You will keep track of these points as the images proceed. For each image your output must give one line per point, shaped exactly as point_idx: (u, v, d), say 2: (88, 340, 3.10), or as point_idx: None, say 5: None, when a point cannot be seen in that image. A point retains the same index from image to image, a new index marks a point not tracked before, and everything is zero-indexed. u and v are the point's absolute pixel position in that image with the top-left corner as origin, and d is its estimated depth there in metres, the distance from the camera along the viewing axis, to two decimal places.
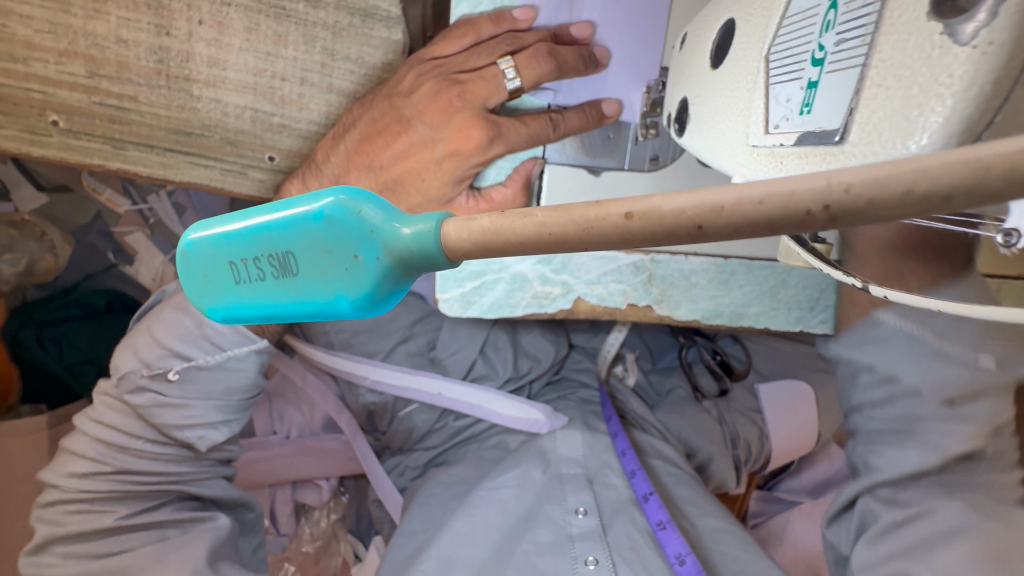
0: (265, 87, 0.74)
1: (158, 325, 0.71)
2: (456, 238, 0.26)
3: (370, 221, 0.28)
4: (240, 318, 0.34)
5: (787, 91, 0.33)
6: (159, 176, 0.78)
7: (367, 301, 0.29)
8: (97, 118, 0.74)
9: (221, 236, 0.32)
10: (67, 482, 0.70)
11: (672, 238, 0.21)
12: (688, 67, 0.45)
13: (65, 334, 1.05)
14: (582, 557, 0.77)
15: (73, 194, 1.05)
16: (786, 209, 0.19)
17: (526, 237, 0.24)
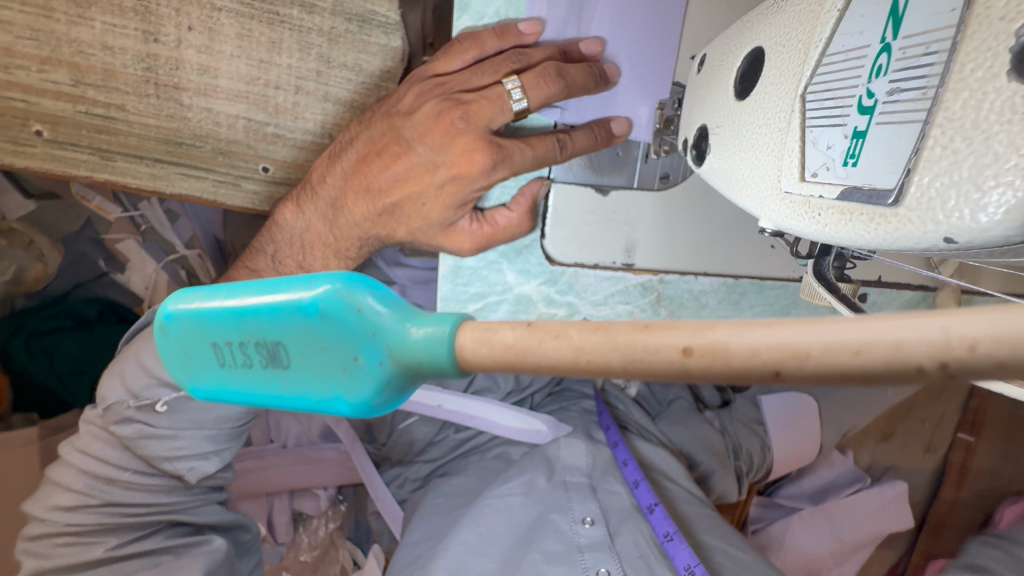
0: (258, 96, 0.71)
1: (143, 352, 0.67)
2: (473, 351, 0.24)
3: (372, 321, 0.26)
4: (223, 400, 0.32)
5: (827, 138, 0.30)
6: (148, 188, 0.75)
7: (364, 405, 0.27)
8: (82, 128, 0.71)
9: (206, 314, 0.30)
10: (53, 517, 0.68)
11: (747, 378, 0.19)
12: (709, 94, 0.42)
13: (54, 344, 1.02)
14: (593, 569, 0.74)
15: (62, 201, 1.02)
16: (892, 362, 0.17)
17: (559, 361, 0.22)
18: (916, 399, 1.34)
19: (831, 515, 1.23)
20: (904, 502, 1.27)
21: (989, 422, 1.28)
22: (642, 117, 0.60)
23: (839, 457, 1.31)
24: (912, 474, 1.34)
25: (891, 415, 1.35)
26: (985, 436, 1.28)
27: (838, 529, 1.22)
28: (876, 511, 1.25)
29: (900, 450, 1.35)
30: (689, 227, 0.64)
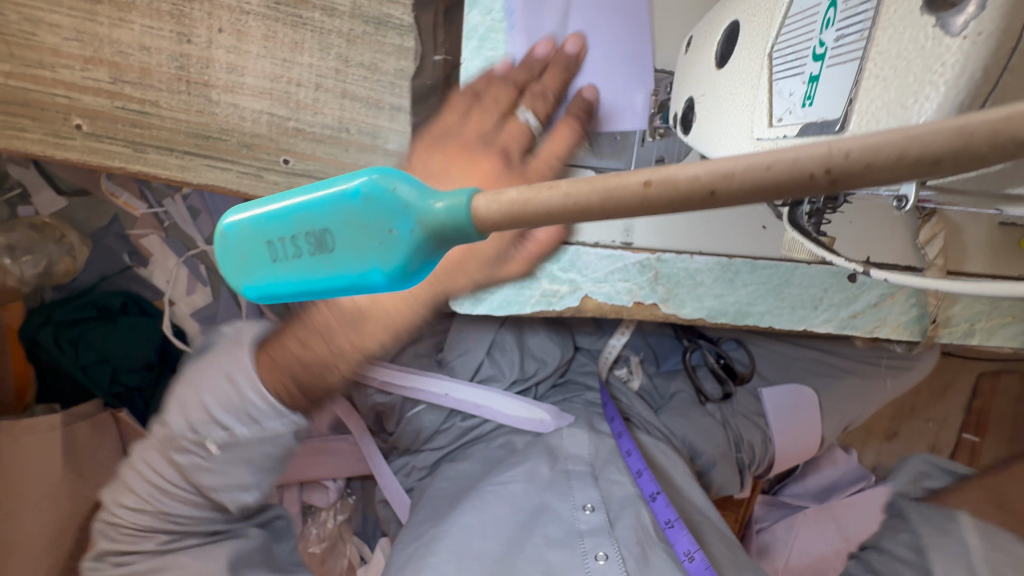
0: (280, 91, 0.76)
1: (207, 388, 0.67)
2: (488, 210, 0.27)
3: (405, 196, 0.28)
4: (274, 297, 0.34)
5: (789, 87, 0.35)
6: (177, 179, 0.79)
7: (400, 274, 0.29)
8: (118, 122, 0.76)
9: (259, 216, 0.33)
10: (114, 508, 0.73)
11: (685, 204, 0.22)
12: (695, 68, 0.46)
13: (80, 335, 1.06)
14: (592, 553, 0.76)
15: (92, 198, 1.08)
16: (789, 174, 0.20)
17: (552, 209, 0.25)
18: (918, 398, 1.35)
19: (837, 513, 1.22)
20: None
21: (993, 421, 1.29)
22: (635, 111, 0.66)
23: (843, 456, 1.32)
24: None
25: (894, 414, 1.35)
26: (990, 436, 1.29)
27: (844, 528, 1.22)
28: None
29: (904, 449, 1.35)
30: (685, 211, 0.67)
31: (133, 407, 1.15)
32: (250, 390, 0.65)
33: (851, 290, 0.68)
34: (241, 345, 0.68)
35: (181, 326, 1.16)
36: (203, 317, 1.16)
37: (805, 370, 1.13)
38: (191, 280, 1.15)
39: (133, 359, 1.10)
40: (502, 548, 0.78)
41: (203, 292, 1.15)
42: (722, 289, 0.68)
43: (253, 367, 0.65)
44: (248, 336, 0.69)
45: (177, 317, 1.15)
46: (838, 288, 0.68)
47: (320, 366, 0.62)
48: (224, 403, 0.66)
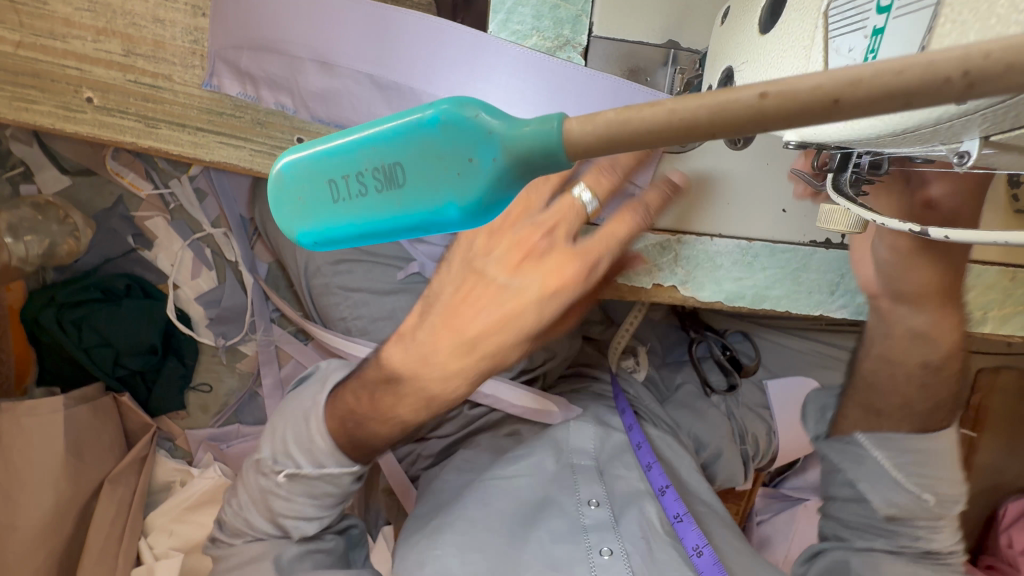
0: (285, 91, 0.72)
1: (291, 421, 0.78)
2: (581, 131, 0.26)
3: (487, 125, 0.29)
4: (332, 240, 0.36)
5: (848, 43, 0.31)
6: (190, 155, 0.77)
7: (476, 208, 0.31)
8: (130, 96, 0.74)
9: (323, 154, 0.34)
10: (224, 526, 0.84)
11: (804, 112, 0.21)
12: (738, 36, 0.43)
13: (83, 317, 1.04)
14: (596, 548, 0.78)
15: (96, 178, 1.06)
16: (927, 77, 0.19)
17: (650, 126, 0.24)
18: None
19: None
20: None
21: (993, 418, 1.26)
22: (657, 103, 0.62)
23: None
24: None
25: None
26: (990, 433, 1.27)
27: None
28: None
29: None
30: (707, 196, 0.66)
31: (135, 391, 1.15)
32: (317, 433, 0.74)
33: None
34: (320, 390, 0.78)
35: (184, 310, 1.15)
36: (207, 301, 1.15)
37: (810, 362, 1.13)
38: (196, 264, 1.13)
39: (136, 343, 1.09)
40: (503, 539, 0.78)
41: (207, 276, 1.14)
42: (740, 272, 0.68)
43: (320, 422, 0.74)
44: (333, 374, 0.81)
45: (181, 300, 1.15)
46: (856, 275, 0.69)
47: (356, 423, 0.73)
48: (298, 441, 0.76)
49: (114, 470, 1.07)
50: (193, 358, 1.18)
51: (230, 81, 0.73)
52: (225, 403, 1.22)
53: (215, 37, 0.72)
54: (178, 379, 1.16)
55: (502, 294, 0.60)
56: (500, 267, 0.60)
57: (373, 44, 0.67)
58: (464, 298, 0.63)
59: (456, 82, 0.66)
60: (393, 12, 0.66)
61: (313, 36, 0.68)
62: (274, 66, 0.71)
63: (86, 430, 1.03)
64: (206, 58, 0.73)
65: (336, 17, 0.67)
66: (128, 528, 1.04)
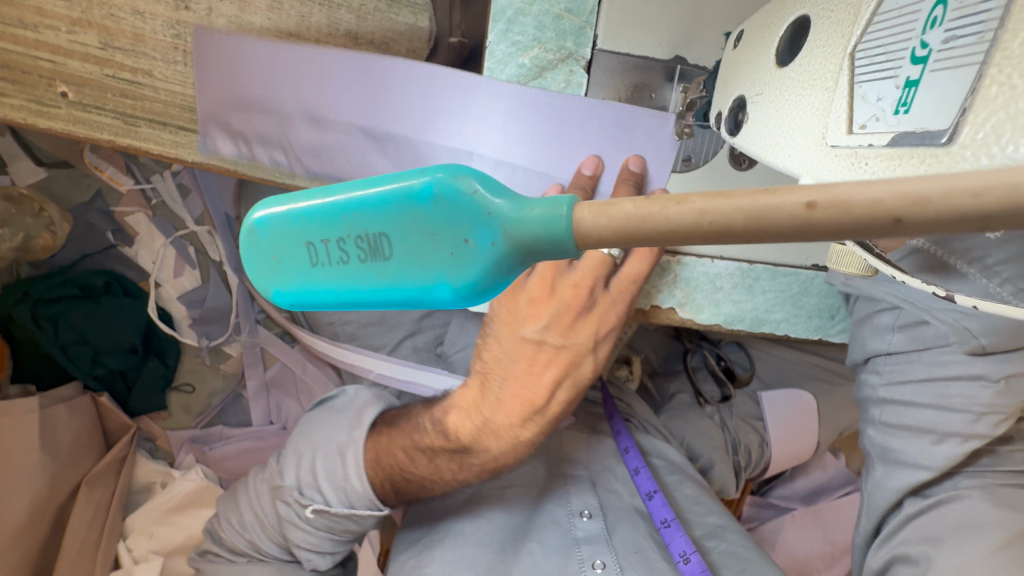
0: (279, 147, 0.71)
1: (323, 453, 0.78)
2: (591, 222, 0.26)
3: (486, 205, 0.28)
4: (308, 303, 0.34)
5: (877, 90, 0.29)
6: (171, 156, 0.74)
7: (469, 288, 0.30)
8: (108, 92, 0.71)
9: (300, 214, 0.32)
10: (224, 542, 0.83)
11: (868, 228, 0.21)
12: (755, 64, 0.41)
13: (61, 314, 1.01)
14: (588, 561, 0.75)
15: (74, 170, 1.02)
16: (1012, 200, 0.19)
17: (680, 225, 0.24)
18: None
19: (823, 516, 1.25)
20: None
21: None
22: (662, 129, 0.60)
23: (832, 460, 1.31)
24: None
25: None
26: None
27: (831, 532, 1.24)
28: None
29: None
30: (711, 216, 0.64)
31: (114, 390, 1.12)
32: (353, 473, 0.75)
33: None
34: (357, 425, 0.79)
35: (166, 308, 1.12)
36: (191, 300, 1.12)
37: (803, 374, 1.13)
38: (178, 262, 1.10)
39: (116, 342, 1.06)
40: (494, 555, 0.75)
41: (191, 275, 1.11)
42: (740, 295, 0.66)
43: (358, 463, 0.75)
44: (368, 408, 0.81)
45: (163, 298, 1.11)
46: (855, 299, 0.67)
47: (421, 485, 0.75)
48: (330, 477, 0.76)
49: (91, 472, 1.03)
50: (175, 358, 1.15)
51: (224, 142, 0.73)
52: (208, 404, 1.19)
53: (201, 97, 0.70)
54: (159, 379, 1.13)
55: (559, 354, 0.65)
56: (552, 330, 0.63)
57: (363, 97, 0.66)
58: (526, 367, 0.65)
59: (452, 132, 0.64)
60: (377, 61, 0.64)
61: (303, 94, 0.67)
62: (264, 123, 0.70)
63: (62, 433, 0.99)
64: (198, 121, 0.72)
65: (322, 70, 0.66)
66: (106, 531, 1.01)
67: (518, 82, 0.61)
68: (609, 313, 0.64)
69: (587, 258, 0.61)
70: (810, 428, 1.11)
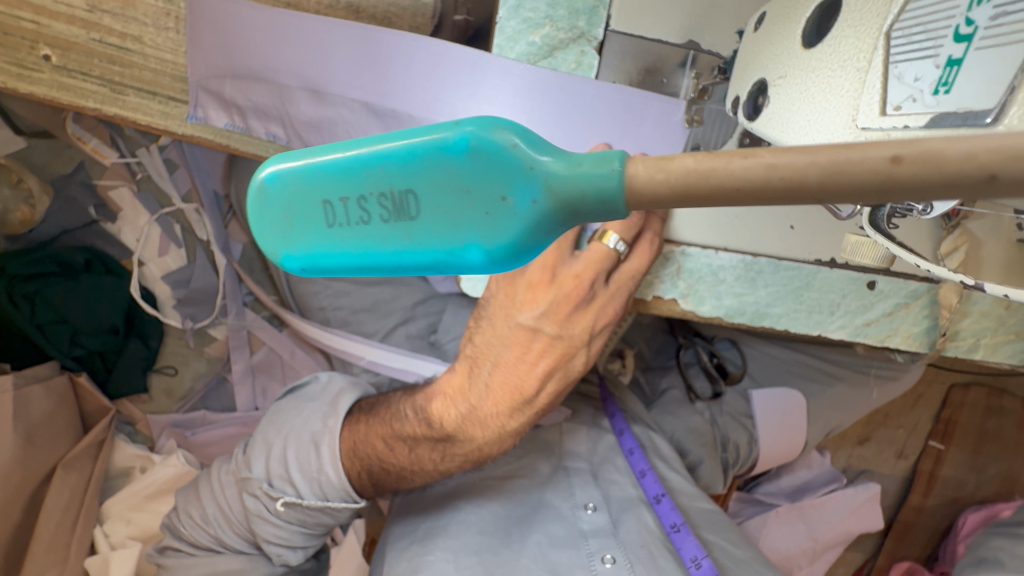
0: (277, 121, 0.68)
1: (297, 443, 0.76)
2: (646, 179, 0.25)
3: (529, 158, 0.27)
4: (323, 266, 0.33)
5: (914, 70, 0.29)
6: (159, 127, 0.71)
7: (504, 250, 0.29)
8: (94, 57, 0.68)
9: (317, 170, 0.31)
10: (185, 535, 0.81)
11: (956, 185, 0.20)
12: (778, 45, 0.40)
13: (38, 291, 0.96)
14: (598, 555, 0.73)
15: (55, 141, 0.97)
16: None
17: (746, 179, 0.23)
18: (892, 406, 1.34)
19: (806, 512, 1.27)
20: (876, 504, 1.31)
21: (959, 431, 1.31)
22: (673, 116, 0.60)
23: (817, 457, 1.33)
24: (883, 478, 1.38)
25: (868, 420, 1.35)
26: (954, 445, 1.32)
27: (812, 528, 1.27)
28: (850, 512, 1.29)
29: (873, 454, 1.37)
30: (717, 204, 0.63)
31: (93, 371, 1.08)
32: (328, 464, 0.73)
33: (868, 298, 0.67)
34: (332, 414, 0.77)
35: (150, 288, 1.09)
36: (175, 281, 1.08)
37: (795, 373, 1.13)
38: (164, 241, 1.06)
39: (95, 322, 1.02)
40: (498, 540, 0.74)
41: (176, 254, 1.07)
42: (742, 288, 0.66)
43: (334, 454, 0.74)
44: (345, 395, 0.80)
45: (147, 278, 1.08)
46: (856, 295, 0.67)
47: (399, 475, 0.74)
48: (303, 468, 0.75)
49: (68, 455, 1.00)
50: (158, 340, 1.12)
51: (216, 113, 0.69)
52: (191, 388, 1.16)
53: (192, 65, 0.67)
54: (140, 361, 1.10)
55: (554, 343, 0.63)
56: (548, 319, 0.62)
57: (367, 72, 0.63)
58: (519, 354, 0.64)
59: (456, 106, 0.62)
60: (383, 34, 0.62)
61: (303, 64, 0.64)
62: (261, 95, 0.67)
63: (37, 413, 0.96)
64: (188, 91, 0.69)
65: (325, 41, 0.63)
66: (82, 516, 0.98)
67: (528, 61, 0.60)
68: (606, 306, 0.63)
69: (589, 249, 0.59)
70: (800, 425, 1.13)
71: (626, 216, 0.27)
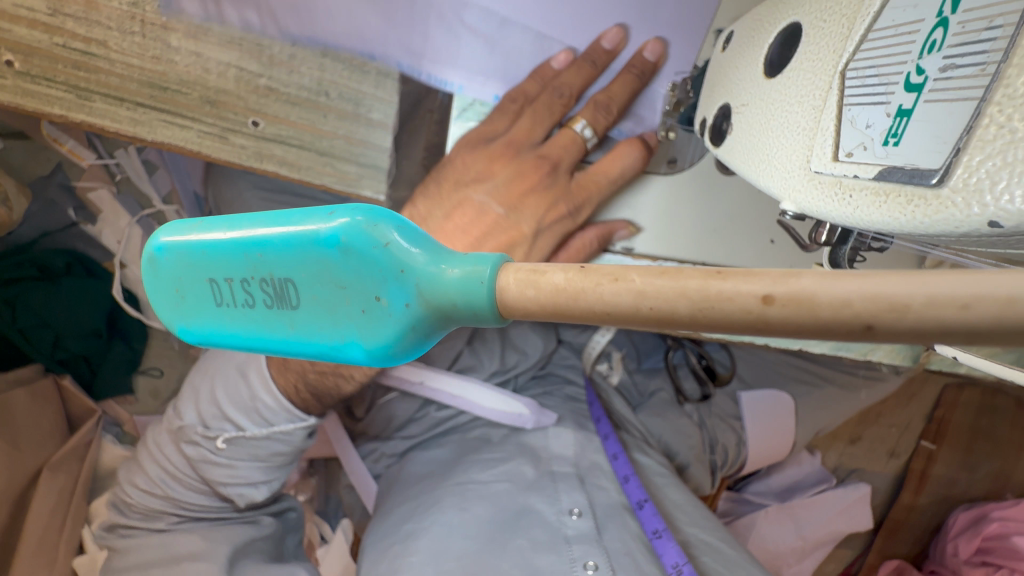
0: (252, 5, 0.66)
1: (222, 379, 0.77)
2: (516, 294, 0.25)
3: (401, 259, 0.28)
4: (215, 341, 0.33)
5: (867, 115, 0.29)
6: (128, 134, 0.69)
7: (384, 350, 0.29)
8: (57, 62, 0.64)
9: (201, 248, 0.32)
10: (134, 500, 0.82)
11: (833, 331, 0.19)
12: (740, 71, 0.40)
13: (18, 295, 0.96)
14: (580, 561, 0.70)
15: (30, 143, 0.93)
16: (1005, 318, 0.17)
17: (615, 305, 0.23)
18: (885, 405, 1.36)
19: (795, 512, 1.29)
20: (867, 503, 1.31)
21: (952, 432, 1.31)
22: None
23: (808, 457, 1.34)
24: (874, 477, 1.38)
25: (859, 419, 1.37)
26: (947, 445, 1.31)
27: (800, 526, 1.28)
28: (840, 511, 1.29)
29: (865, 453, 1.38)
30: (693, 215, 0.67)
31: (78, 373, 1.09)
32: (260, 390, 0.74)
33: None
34: None
35: (132, 290, 1.08)
36: None
37: (785, 378, 1.13)
38: (145, 242, 1.06)
39: (80, 324, 1.03)
40: (481, 544, 0.71)
41: None
42: None
43: (263, 377, 0.74)
44: None
45: (129, 280, 1.07)
46: None
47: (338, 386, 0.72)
48: (235, 401, 0.75)
49: (54, 457, 0.99)
50: (142, 341, 1.13)
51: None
52: (175, 390, 1.19)
53: None
54: (124, 363, 1.12)
55: (502, 223, 0.71)
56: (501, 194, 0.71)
57: None
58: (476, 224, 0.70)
59: None
60: None
61: None
62: None
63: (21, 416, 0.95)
64: None
65: None
66: (70, 517, 0.96)
67: None
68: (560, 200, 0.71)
69: (562, 134, 0.71)
70: (791, 425, 1.13)
71: (503, 323, 0.27)
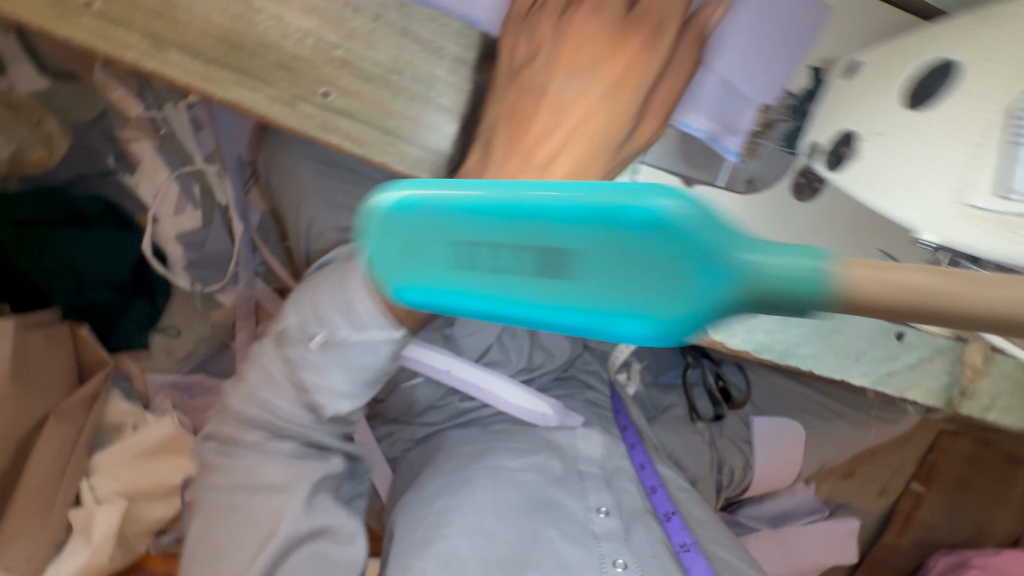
0: None
1: None
2: (859, 292, 0.22)
3: (712, 241, 0.25)
4: (437, 304, 0.31)
5: None
6: (198, 87, 0.68)
7: (670, 332, 0.27)
8: (138, 9, 0.65)
9: (452, 207, 0.29)
10: None
11: None
12: None
13: (46, 237, 0.94)
14: (609, 559, 0.71)
15: (78, 85, 0.93)
16: None
17: (977, 305, 0.21)
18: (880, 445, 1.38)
19: (785, 538, 1.27)
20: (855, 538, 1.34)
21: (941, 476, 1.36)
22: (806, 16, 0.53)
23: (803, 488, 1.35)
24: (862, 514, 1.40)
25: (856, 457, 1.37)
26: (934, 488, 1.36)
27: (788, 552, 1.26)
28: (828, 543, 1.31)
29: (855, 488, 1.39)
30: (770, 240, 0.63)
31: (96, 322, 1.07)
32: None
33: (894, 347, 0.66)
34: None
35: (161, 247, 1.06)
36: (188, 242, 1.06)
37: (798, 406, 1.15)
38: (180, 201, 1.04)
39: (105, 275, 1.00)
40: (513, 530, 0.71)
41: (193, 215, 1.05)
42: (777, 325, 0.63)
43: None
44: None
45: (159, 236, 1.05)
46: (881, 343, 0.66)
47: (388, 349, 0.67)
48: None
49: (62, 405, 1.00)
50: (165, 300, 1.11)
51: None
52: (191, 350, 1.17)
53: None
54: (143, 319, 1.09)
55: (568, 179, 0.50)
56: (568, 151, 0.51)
57: None
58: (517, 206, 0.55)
59: None
60: None
61: None
62: None
63: (35, 357, 0.96)
64: None
65: None
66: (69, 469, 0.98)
67: None
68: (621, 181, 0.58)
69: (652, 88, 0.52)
70: (800, 452, 1.14)
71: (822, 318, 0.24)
